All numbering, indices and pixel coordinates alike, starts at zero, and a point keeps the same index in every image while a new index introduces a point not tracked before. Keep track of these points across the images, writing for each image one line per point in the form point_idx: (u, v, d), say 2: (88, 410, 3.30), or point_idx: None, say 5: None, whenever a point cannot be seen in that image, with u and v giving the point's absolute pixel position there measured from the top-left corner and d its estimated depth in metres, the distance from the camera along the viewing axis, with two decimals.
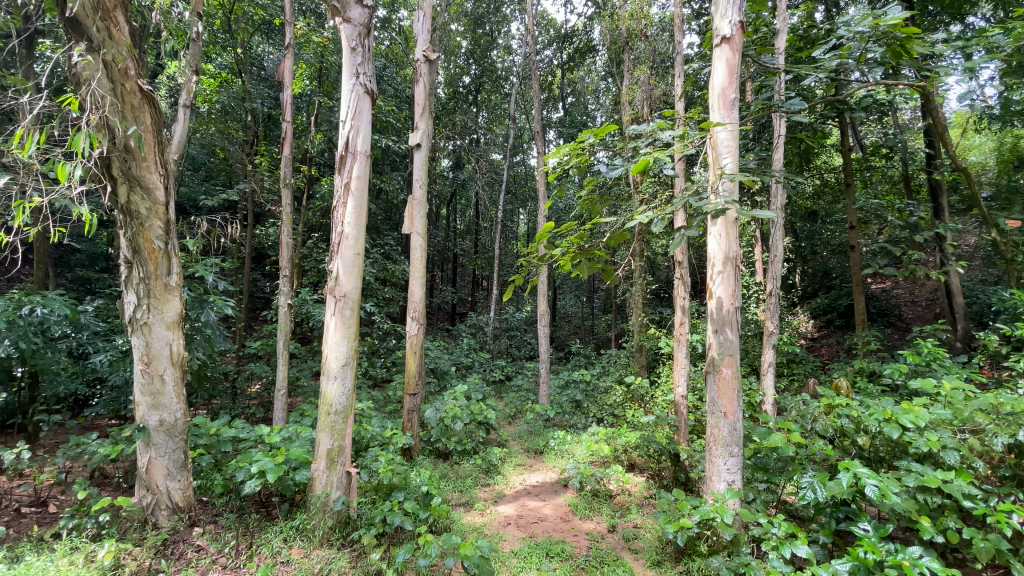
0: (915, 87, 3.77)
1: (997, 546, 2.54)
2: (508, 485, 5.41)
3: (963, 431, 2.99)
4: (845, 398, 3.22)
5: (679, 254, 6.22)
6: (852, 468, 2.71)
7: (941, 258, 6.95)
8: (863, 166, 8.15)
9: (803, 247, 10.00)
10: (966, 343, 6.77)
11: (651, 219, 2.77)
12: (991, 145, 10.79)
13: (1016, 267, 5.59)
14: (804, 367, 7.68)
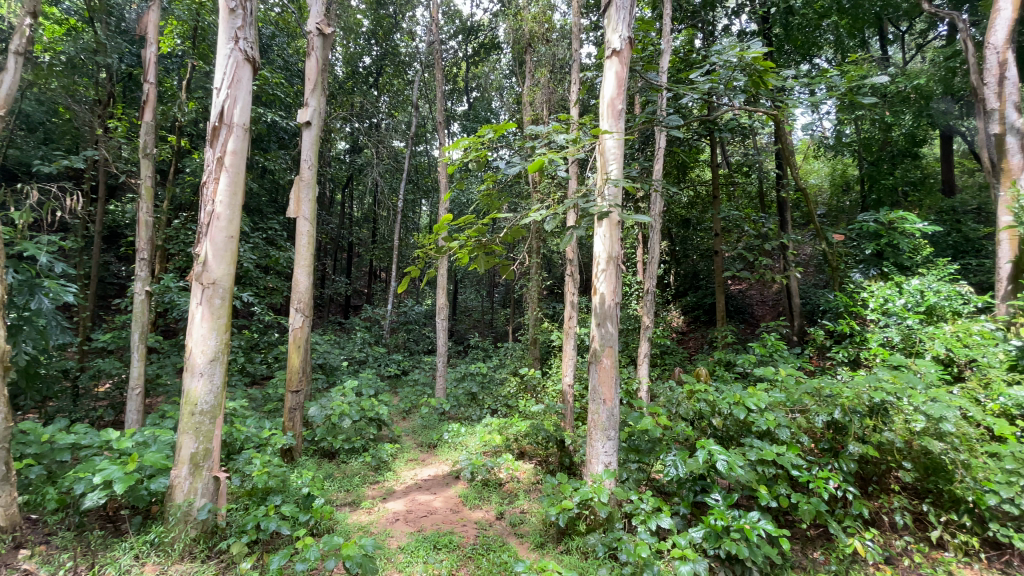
0: (770, 115, 4.34)
1: (817, 507, 3.02)
2: (398, 481, 5.30)
3: (794, 411, 3.53)
4: (704, 384, 3.64)
5: (571, 251, 6.52)
6: (706, 446, 3.08)
7: (785, 264, 8.10)
8: (729, 181, 9.22)
9: (678, 250, 11.05)
10: (800, 337, 7.98)
11: (545, 217, 2.89)
12: (826, 170, 12.80)
13: (838, 273, 6.74)
14: (674, 357, 8.51)
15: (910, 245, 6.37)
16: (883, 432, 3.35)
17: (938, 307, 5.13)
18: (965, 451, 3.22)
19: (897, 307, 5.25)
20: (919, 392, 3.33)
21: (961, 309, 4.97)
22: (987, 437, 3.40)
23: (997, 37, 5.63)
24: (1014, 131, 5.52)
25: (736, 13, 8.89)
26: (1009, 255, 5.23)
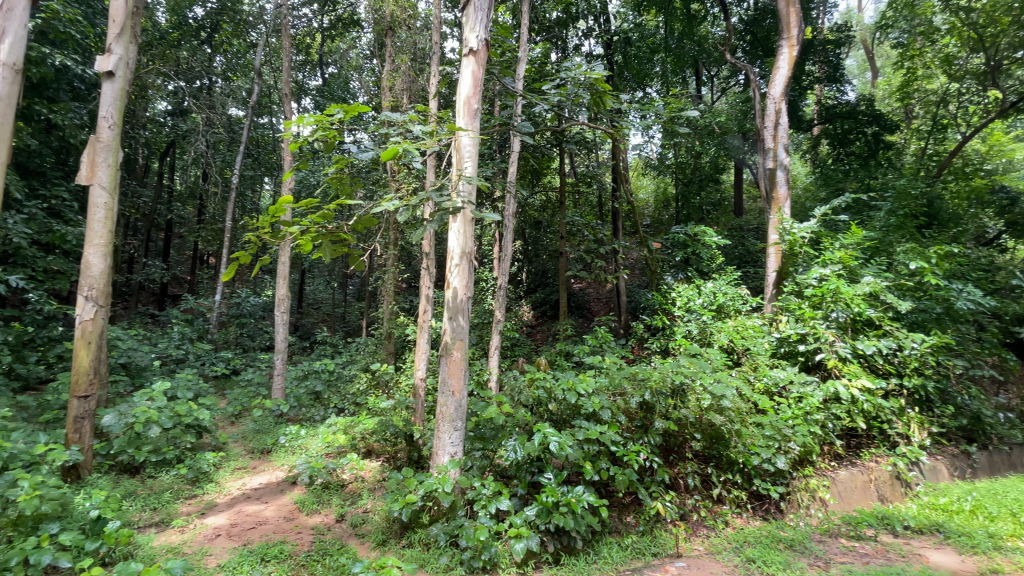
0: (608, 133, 4.86)
1: (630, 477, 3.50)
2: (222, 493, 4.73)
3: (616, 394, 4.00)
4: (543, 373, 3.94)
5: (426, 243, 6.46)
6: (541, 429, 3.35)
7: (616, 266, 9.12)
8: (575, 189, 10.02)
9: (530, 250, 11.64)
10: (626, 331, 9.08)
11: (398, 207, 2.83)
12: (652, 187, 14.72)
13: (657, 275, 7.83)
14: (522, 350, 9.00)
15: (708, 254, 7.70)
16: (681, 409, 3.98)
17: (725, 305, 6.27)
18: (738, 422, 4.01)
19: (697, 306, 6.28)
20: (707, 375, 4.05)
21: (741, 308, 6.16)
22: (754, 409, 4.29)
23: (776, 89, 7.06)
24: (782, 168, 7.00)
25: (585, 35, 9.69)
26: (775, 267, 6.52)
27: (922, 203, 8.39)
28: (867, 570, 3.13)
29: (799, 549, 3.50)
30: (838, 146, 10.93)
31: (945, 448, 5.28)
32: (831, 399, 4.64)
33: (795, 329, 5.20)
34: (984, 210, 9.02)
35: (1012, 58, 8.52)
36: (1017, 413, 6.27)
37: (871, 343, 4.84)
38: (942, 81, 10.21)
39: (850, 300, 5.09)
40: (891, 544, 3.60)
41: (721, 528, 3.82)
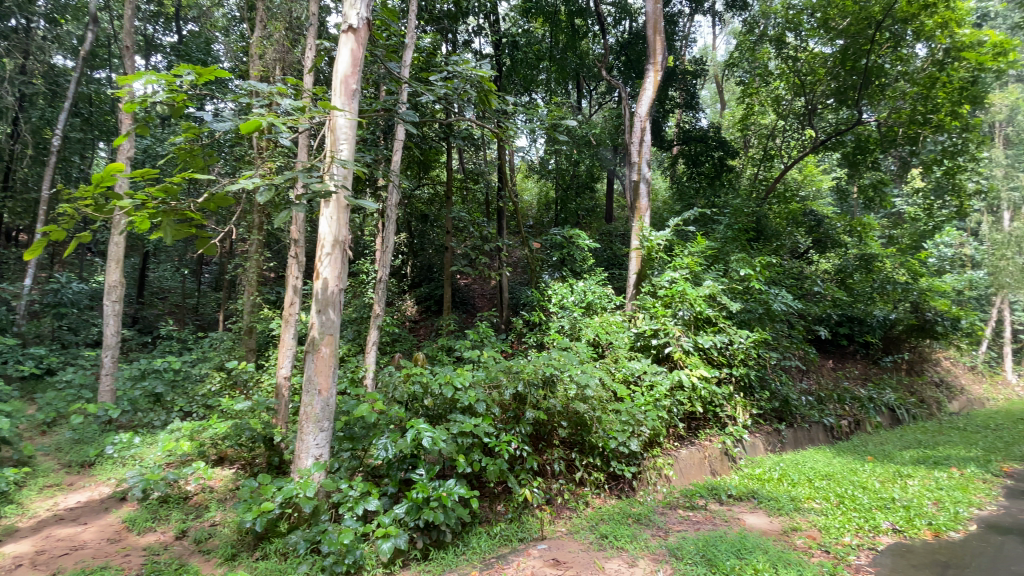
0: (493, 131, 4.95)
1: (500, 467, 3.61)
2: (22, 518, 3.91)
3: (492, 387, 4.07)
4: (418, 367, 3.88)
5: (296, 229, 5.95)
6: (414, 425, 3.30)
7: (499, 263, 9.30)
8: (461, 185, 9.98)
9: (414, 243, 11.33)
10: (507, 326, 9.30)
11: (259, 187, 2.56)
12: (536, 189, 15.33)
13: (536, 274, 8.14)
14: (403, 345, 8.76)
15: (582, 255, 8.23)
16: (550, 399, 4.20)
17: (593, 303, 6.76)
18: (599, 409, 4.35)
19: (569, 303, 6.68)
20: (574, 367, 4.32)
21: (606, 306, 6.69)
22: (613, 398, 4.71)
23: (642, 109, 7.77)
24: (645, 181, 7.73)
25: (476, 32, 9.71)
26: (635, 268, 7.09)
27: (752, 221, 9.90)
28: (697, 535, 3.61)
29: (645, 522, 3.91)
30: (691, 165, 12.40)
31: (761, 426, 6.31)
32: (676, 387, 5.28)
33: (651, 324, 5.79)
34: (798, 229, 10.89)
35: (823, 104, 10.38)
36: (814, 396, 7.69)
37: (709, 338, 5.60)
38: (771, 118, 12.09)
39: (694, 300, 5.84)
40: (717, 511, 4.20)
41: (582, 508, 4.13)
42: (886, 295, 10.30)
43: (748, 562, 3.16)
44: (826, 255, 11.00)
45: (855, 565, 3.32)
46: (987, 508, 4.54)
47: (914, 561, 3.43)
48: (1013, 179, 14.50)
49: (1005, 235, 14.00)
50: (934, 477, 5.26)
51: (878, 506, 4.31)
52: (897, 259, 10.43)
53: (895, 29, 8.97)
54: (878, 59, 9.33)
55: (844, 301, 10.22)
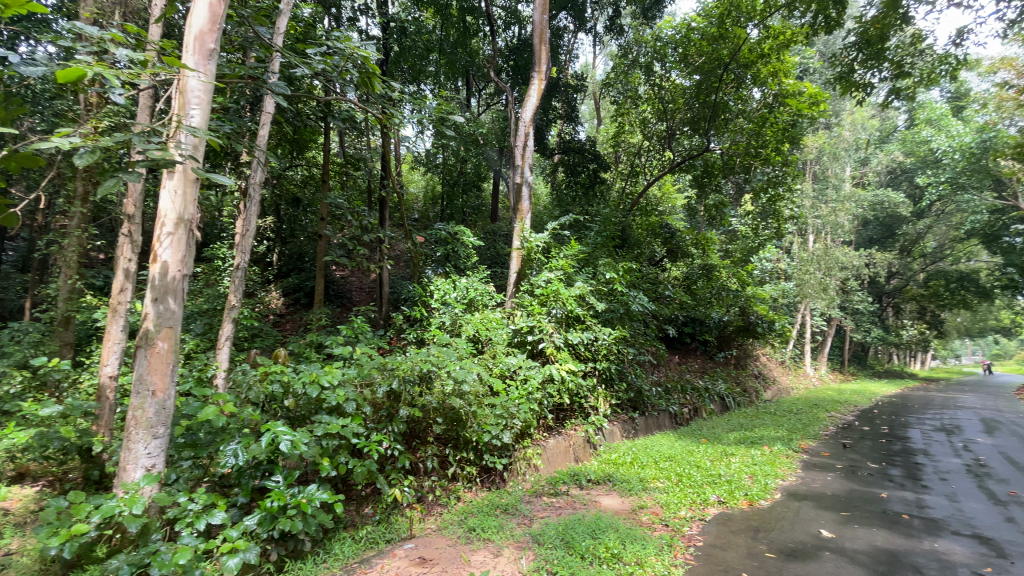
0: (374, 116, 4.76)
1: (369, 468, 3.47)
2: None
3: (362, 385, 3.87)
4: (279, 365, 3.54)
5: (132, 202, 5.06)
6: (272, 428, 3.02)
7: (379, 256, 8.93)
8: (340, 170, 9.38)
9: (283, 229, 10.38)
10: (384, 322, 8.93)
11: (77, 148, 2.13)
12: (422, 182, 15.04)
13: (417, 269, 7.97)
14: (265, 339, 7.97)
15: (465, 253, 8.27)
16: (425, 396, 4.14)
17: (475, 300, 6.79)
18: (475, 404, 4.41)
19: (451, 299, 6.61)
20: (451, 362, 4.31)
21: (487, 303, 6.77)
22: (489, 392, 4.82)
23: (526, 113, 8.02)
24: (527, 183, 7.98)
25: (362, 11, 9.17)
26: (515, 267, 7.29)
27: (619, 229, 10.83)
28: (559, 520, 3.84)
29: (511, 511, 4.05)
30: (570, 173, 13.18)
31: (619, 416, 6.94)
32: (547, 380, 5.59)
33: (527, 322, 6.00)
34: (656, 239, 12.16)
35: (680, 130, 11.70)
36: (663, 387, 8.68)
37: (577, 334, 6.04)
38: (639, 138, 13.34)
39: (566, 300, 6.20)
40: (578, 496, 4.51)
41: (452, 503, 4.15)
42: (720, 300, 12.02)
43: (600, 541, 3.44)
44: (677, 264, 12.41)
45: (688, 535, 3.81)
46: (789, 479, 5.52)
47: (733, 527, 4.03)
48: (817, 209, 17.83)
49: (809, 254, 17.17)
50: (751, 454, 6.26)
51: (708, 482, 5.00)
52: (730, 270, 12.21)
53: (738, 72, 10.30)
54: (724, 96, 10.73)
55: (689, 304, 11.67)
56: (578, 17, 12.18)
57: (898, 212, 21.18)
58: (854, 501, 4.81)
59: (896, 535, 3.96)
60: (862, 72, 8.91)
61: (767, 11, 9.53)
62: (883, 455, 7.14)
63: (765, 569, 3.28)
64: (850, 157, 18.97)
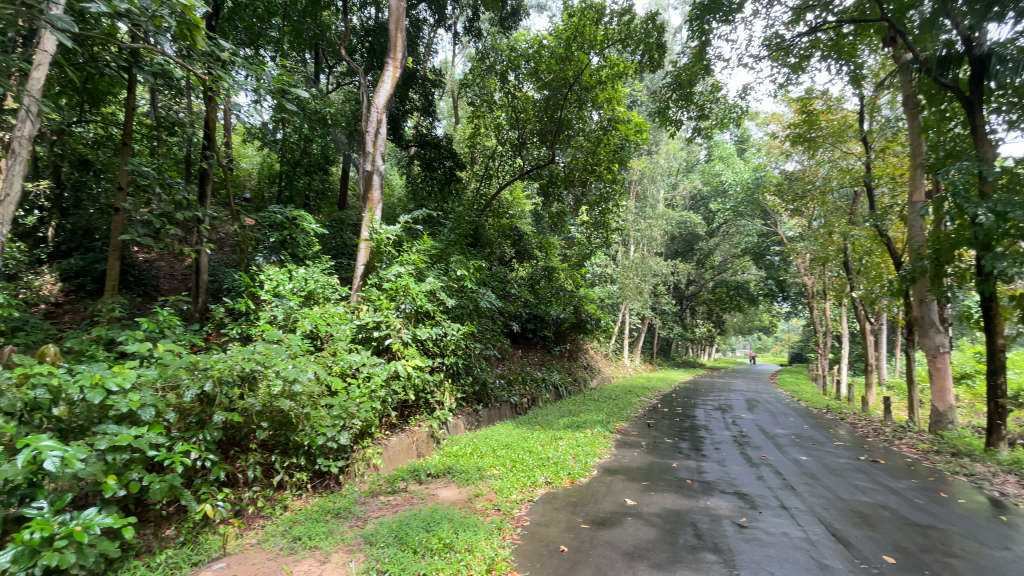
0: (195, 74, 4.19)
1: (171, 483, 2.99)
2: None
3: (165, 388, 3.30)
4: (45, 366, 2.83)
5: None
6: (32, 443, 2.42)
7: (198, 238, 7.73)
8: (149, 133, 7.88)
9: (64, 196, 8.34)
10: (202, 315, 7.69)
11: None
12: (256, 159, 13.46)
13: (245, 256, 7.11)
14: (31, 333, 6.32)
15: (305, 241, 7.64)
16: (247, 399, 3.72)
17: (315, 293, 6.28)
18: (308, 406, 4.11)
19: (287, 290, 5.92)
20: (281, 360, 3.94)
21: (330, 296, 6.32)
22: (326, 391, 4.55)
23: (380, 100, 7.70)
24: (378, 172, 7.67)
25: None
26: (363, 259, 6.96)
27: (470, 229, 11.07)
28: (394, 518, 3.80)
29: (343, 515, 3.88)
30: (425, 168, 13.08)
31: (463, 409, 7.14)
32: (392, 377, 5.48)
33: (372, 317, 5.76)
34: (505, 240, 12.69)
35: (530, 140, 12.40)
36: (506, 379, 9.14)
37: (425, 330, 6.04)
38: (493, 142, 13.80)
39: (415, 295, 6.15)
40: (416, 491, 4.52)
41: (278, 514, 3.82)
42: (558, 299, 13.07)
43: (434, 533, 3.50)
44: (523, 265, 13.13)
45: (517, 517, 4.09)
46: (606, 457, 6.27)
47: (557, 504, 4.44)
48: (638, 223, 20.50)
49: (630, 262, 19.63)
50: (577, 438, 6.97)
51: (538, 465, 5.43)
52: (567, 273, 13.36)
53: (580, 94, 11.25)
54: (568, 114, 11.65)
55: (532, 302, 12.45)
56: (437, 11, 12.11)
57: (696, 230, 25.49)
58: (654, 472, 5.66)
59: (682, 498, 4.77)
60: (675, 110, 10.49)
61: (605, 42, 10.57)
62: (677, 431, 8.55)
63: (579, 539, 3.67)
64: (664, 181, 22.18)
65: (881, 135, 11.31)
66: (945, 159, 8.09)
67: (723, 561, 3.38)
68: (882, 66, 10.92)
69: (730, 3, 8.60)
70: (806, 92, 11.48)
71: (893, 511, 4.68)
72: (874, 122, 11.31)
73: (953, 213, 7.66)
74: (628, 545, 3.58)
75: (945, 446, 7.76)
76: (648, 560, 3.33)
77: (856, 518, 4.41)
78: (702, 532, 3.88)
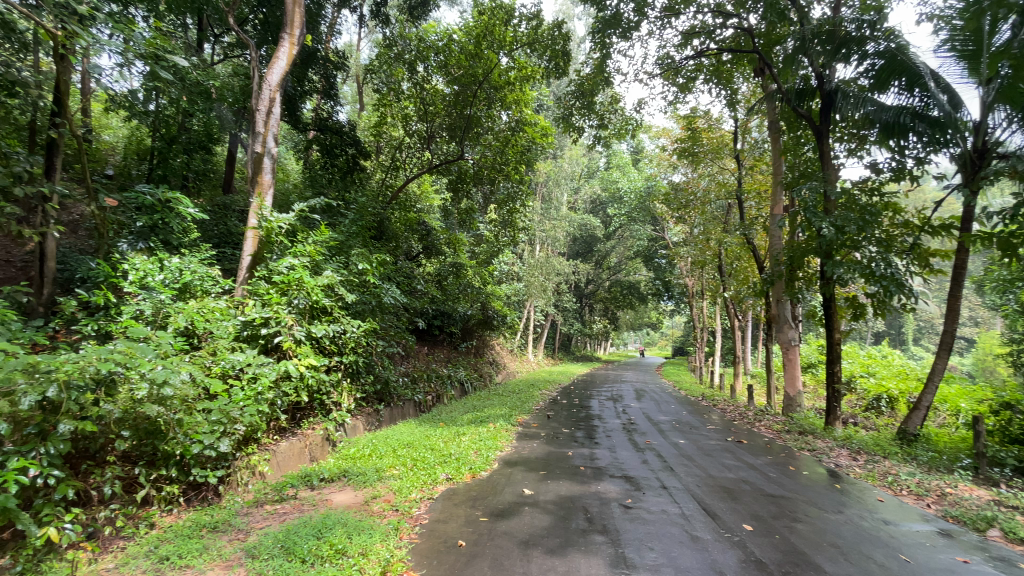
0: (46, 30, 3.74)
1: (3, 505, 2.52)
2: None
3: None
4: None
5: None
6: None
7: (42, 219, 6.54)
8: None
9: None
10: (45, 310, 6.40)
11: None
12: (121, 131, 11.74)
13: (104, 242, 6.17)
14: None
15: (179, 226, 6.85)
16: (103, 405, 3.25)
17: (192, 285, 5.63)
18: (181, 412, 3.69)
19: (156, 281, 5.23)
20: (148, 361, 3.51)
21: (210, 289, 5.72)
22: (204, 395, 4.13)
23: (273, 77, 7.09)
24: (269, 156, 7.08)
25: None
26: (249, 249, 6.38)
27: (375, 221, 10.62)
28: (281, 527, 3.56)
29: (222, 528, 3.56)
30: (326, 155, 12.35)
31: (362, 409, 6.88)
32: (282, 378, 5.11)
33: (260, 312, 5.31)
34: (413, 234, 12.37)
35: (439, 133, 12.21)
36: (410, 377, 8.95)
37: (322, 327, 5.72)
38: (400, 133, 13.41)
39: (310, 290, 5.78)
40: (306, 498, 4.27)
41: (143, 532, 3.38)
42: (466, 296, 13.04)
43: (325, 540, 3.33)
44: (430, 260, 12.87)
45: (415, 515, 4.04)
46: (506, 450, 6.41)
47: (456, 500, 4.45)
48: (543, 224, 21.17)
49: (535, 261, 20.17)
50: (479, 433, 7.03)
51: (439, 462, 5.40)
52: (475, 270, 13.41)
53: (489, 92, 11.25)
54: (477, 111, 11.62)
55: (439, 298, 12.29)
56: None
57: (595, 233, 26.91)
58: (551, 462, 5.90)
59: (576, 484, 5.04)
60: (579, 117, 10.94)
61: (514, 44, 10.72)
62: (574, 421, 9.00)
63: (477, 532, 3.72)
64: (567, 184, 23.09)
65: (751, 154, 12.79)
66: (800, 178, 9.37)
67: (610, 541, 3.62)
68: (753, 94, 12.36)
69: (628, 21, 9.21)
70: (692, 111, 12.63)
71: (752, 485, 5.35)
72: (746, 143, 12.77)
73: (806, 226, 8.90)
74: (524, 534, 3.70)
75: (794, 426, 9.03)
76: (543, 546, 3.47)
77: (723, 492, 4.97)
78: (592, 516, 4.13)
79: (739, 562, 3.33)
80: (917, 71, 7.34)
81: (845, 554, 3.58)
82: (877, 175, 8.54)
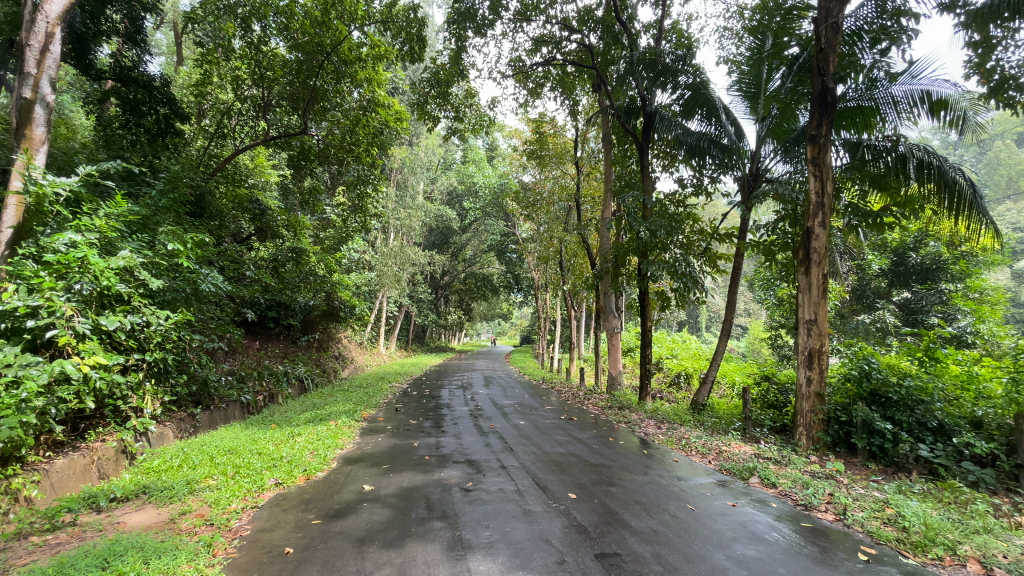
0: None
1: None
2: None
3: None
4: None
5: None
6: None
7: None
8: None
9: None
10: None
11: None
12: None
13: None
14: None
15: None
16: None
17: None
18: None
19: None
20: None
21: None
22: None
23: (52, 8, 5.57)
24: (42, 103, 5.58)
25: None
26: (9, 220, 5.04)
27: (194, 194, 9.14)
28: (52, 560, 2.90)
29: None
30: (127, 112, 10.28)
31: (172, 414, 5.96)
32: (57, 380, 4.15)
33: (23, 300, 4.15)
34: (242, 214, 11.08)
35: (276, 101, 10.97)
36: (236, 376, 7.97)
37: (115, 319, 4.77)
38: (230, 97, 11.79)
39: (100, 273, 4.76)
40: (89, 523, 3.54)
41: None
42: (307, 285, 12.07)
43: (111, 570, 2.80)
44: (265, 244, 11.71)
45: (235, 528, 3.63)
46: (347, 447, 6.13)
47: (285, 505, 4.12)
48: (397, 212, 20.53)
49: (389, 250, 19.45)
50: (317, 431, 6.60)
51: (268, 467, 4.93)
52: (319, 256, 12.43)
53: (337, 64, 10.41)
54: (324, 84, 10.74)
55: (274, 287, 11.15)
56: None
57: (450, 225, 26.91)
58: (394, 454, 5.80)
59: (417, 474, 5.04)
60: (434, 107, 10.85)
61: (366, 18, 10.11)
62: (421, 412, 8.96)
63: (308, 536, 3.50)
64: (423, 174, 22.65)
65: (588, 161, 14.07)
66: (626, 186, 10.61)
67: (449, 525, 3.71)
68: (590, 106, 13.57)
69: (483, 18, 9.37)
70: (540, 116, 13.41)
71: (579, 457, 5.96)
72: (585, 151, 13.99)
73: (628, 228, 10.11)
74: (360, 531, 3.58)
75: (615, 402, 10.29)
76: (380, 541, 3.40)
77: (553, 466, 5.45)
78: (433, 503, 4.17)
79: (563, 528, 3.69)
80: (714, 103, 8.88)
81: (646, 508, 4.21)
82: (683, 189, 10.10)
